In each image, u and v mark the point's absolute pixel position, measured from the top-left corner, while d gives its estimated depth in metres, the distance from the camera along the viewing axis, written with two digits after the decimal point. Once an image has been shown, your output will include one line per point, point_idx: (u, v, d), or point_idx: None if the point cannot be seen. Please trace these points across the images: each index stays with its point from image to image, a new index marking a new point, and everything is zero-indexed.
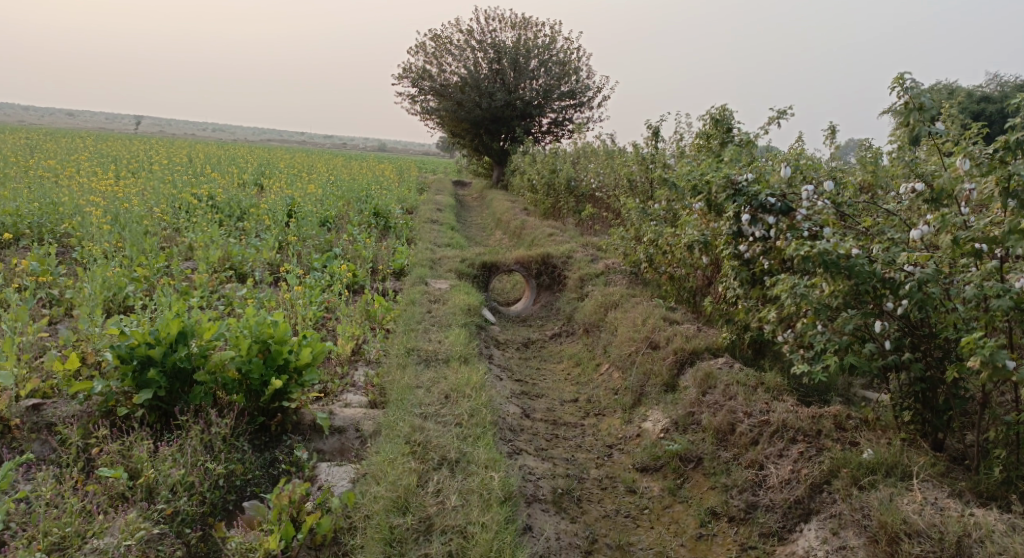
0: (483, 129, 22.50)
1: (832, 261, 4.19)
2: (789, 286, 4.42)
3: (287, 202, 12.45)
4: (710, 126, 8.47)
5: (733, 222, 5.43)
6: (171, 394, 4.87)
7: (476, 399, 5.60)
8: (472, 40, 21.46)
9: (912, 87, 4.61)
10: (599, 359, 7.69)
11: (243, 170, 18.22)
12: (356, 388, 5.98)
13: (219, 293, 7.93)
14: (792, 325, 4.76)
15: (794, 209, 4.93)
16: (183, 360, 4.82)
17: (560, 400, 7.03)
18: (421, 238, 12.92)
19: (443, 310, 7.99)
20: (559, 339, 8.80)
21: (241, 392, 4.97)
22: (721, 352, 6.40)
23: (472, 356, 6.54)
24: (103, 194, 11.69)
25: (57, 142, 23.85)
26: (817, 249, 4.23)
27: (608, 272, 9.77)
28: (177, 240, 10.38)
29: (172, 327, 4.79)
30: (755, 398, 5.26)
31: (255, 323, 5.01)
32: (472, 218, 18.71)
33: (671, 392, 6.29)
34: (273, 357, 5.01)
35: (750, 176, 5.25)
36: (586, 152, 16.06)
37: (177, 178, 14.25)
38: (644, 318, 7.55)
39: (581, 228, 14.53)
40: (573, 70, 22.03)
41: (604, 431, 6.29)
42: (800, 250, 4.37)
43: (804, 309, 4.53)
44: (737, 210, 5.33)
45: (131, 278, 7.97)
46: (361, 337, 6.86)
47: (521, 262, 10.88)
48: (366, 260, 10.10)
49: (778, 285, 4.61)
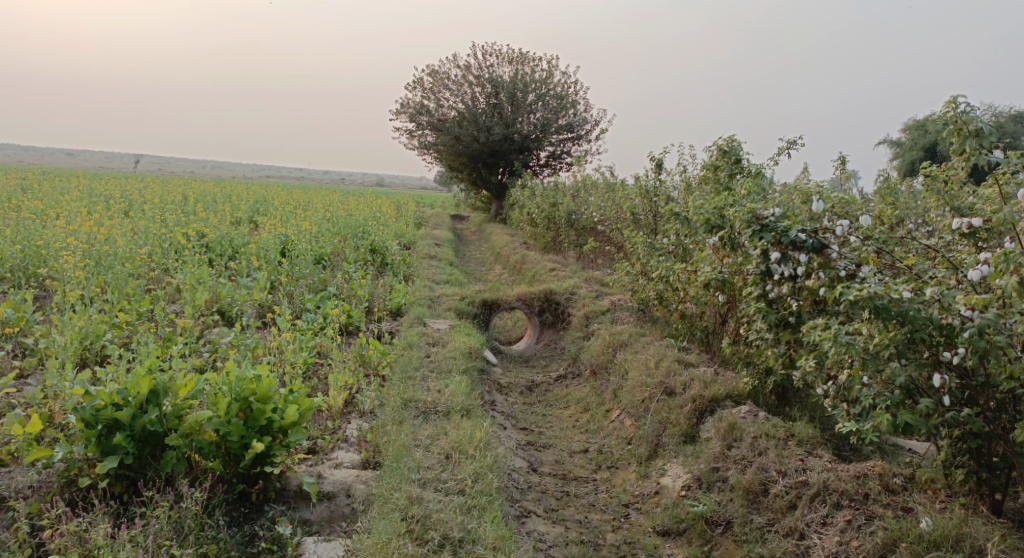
0: (481, 163, 22.17)
1: (883, 306, 3.77)
2: (832, 334, 3.94)
3: (280, 240, 12.02)
4: (718, 157, 8.08)
5: (761, 260, 4.97)
6: (141, 461, 4.40)
7: (480, 459, 5.12)
8: (469, 74, 21.25)
9: (970, 112, 4.41)
10: (609, 404, 7.19)
11: (237, 207, 17.80)
12: (348, 444, 5.48)
13: (205, 339, 7.47)
14: (832, 375, 4.30)
15: (828, 246, 4.52)
16: (154, 423, 4.35)
17: (569, 451, 6.53)
18: (419, 275, 12.47)
19: (442, 354, 7.51)
20: (564, 382, 8.31)
21: (219, 458, 4.49)
22: (744, 399, 5.92)
23: (475, 408, 6.04)
24: (89, 234, 11.26)
25: (52, 182, 23.50)
26: (867, 292, 3.79)
27: (614, 309, 9.30)
28: (165, 282, 9.92)
29: (143, 386, 4.33)
30: (788, 455, 4.78)
31: (235, 379, 4.55)
32: (470, 253, 18.29)
33: (691, 444, 5.80)
34: (255, 417, 4.53)
35: (778, 210, 4.81)
36: (587, 184, 15.68)
37: (169, 217, 13.84)
38: (656, 360, 7.07)
39: (582, 263, 14.10)
40: (570, 103, 21.79)
41: (618, 487, 5.80)
42: (844, 294, 3.93)
43: (847, 358, 4.04)
44: (764, 247, 4.88)
45: (111, 324, 7.49)
46: (354, 387, 6.37)
47: (523, 300, 10.40)
48: (361, 300, 9.65)
49: (816, 331, 4.12)
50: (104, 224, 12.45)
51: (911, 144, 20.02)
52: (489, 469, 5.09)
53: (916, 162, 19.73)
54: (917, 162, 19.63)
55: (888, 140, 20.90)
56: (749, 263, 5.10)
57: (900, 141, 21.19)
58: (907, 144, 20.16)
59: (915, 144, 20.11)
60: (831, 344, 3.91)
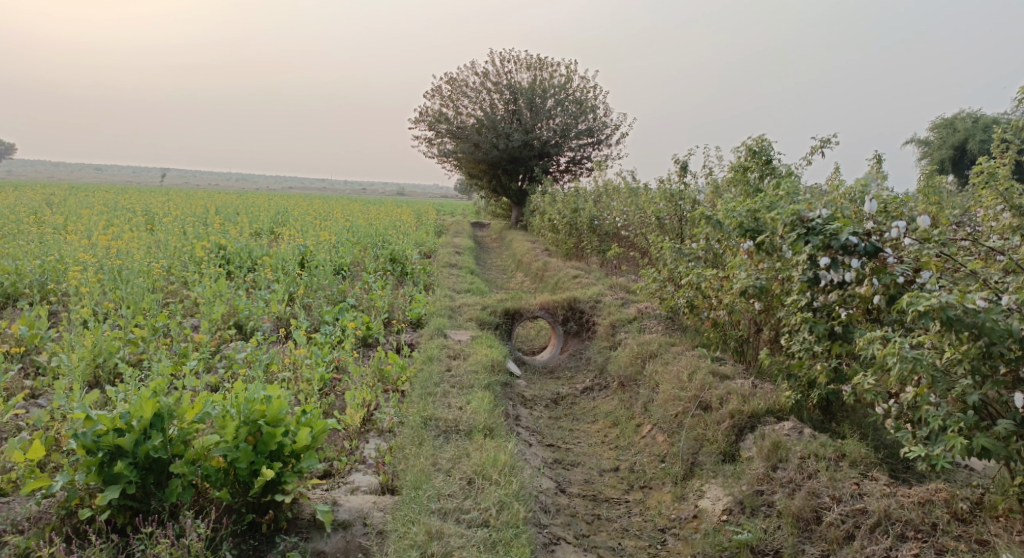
0: (501, 170, 21.88)
1: (957, 317, 3.47)
2: (897, 348, 3.56)
3: (298, 251, 11.77)
4: (748, 157, 7.71)
5: (808, 267, 4.58)
6: (145, 490, 4.12)
7: (505, 486, 4.78)
8: (487, 81, 21.00)
9: None
10: (640, 419, 6.84)
11: (257, 219, 17.61)
12: (366, 466, 5.18)
13: (221, 354, 7.21)
14: (893, 392, 3.96)
15: (883, 250, 4.18)
16: (158, 449, 4.07)
17: (599, 470, 6.18)
18: (439, 284, 12.18)
19: (464, 368, 7.18)
20: (591, 394, 7.97)
21: (227, 486, 4.21)
22: (786, 415, 5.56)
23: (499, 426, 5.71)
24: (107, 247, 11.05)
25: (76, 196, 23.45)
26: (940, 302, 3.48)
27: (641, 317, 8.94)
28: (182, 295, 9.68)
29: (147, 409, 4.06)
30: (842, 478, 4.48)
31: (244, 401, 4.26)
32: (491, 261, 17.99)
33: (731, 463, 5.45)
34: (265, 442, 4.22)
35: (826, 211, 4.46)
36: (609, 189, 15.32)
37: (188, 229, 13.63)
38: (689, 372, 6.71)
39: (606, 269, 13.76)
40: (590, 108, 21.45)
41: (653, 510, 5.47)
42: (911, 303, 3.58)
43: (912, 377, 3.69)
44: (811, 252, 4.51)
45: (125, 340, 7.24)
46: (372, 403, 6.05)
47: (546, 308, 10.05)
48: (380, 310, 9.36)
49: (878, 345, 3.78)
50: (122, 237, 12.25)
51: (939, 143, 19.53)
52: (515, 497, 4.76)
53: (944, 161, 19.26)
54: (945, 162, 19.14)
55: (916, 139, 20.39)
56: (793, 270, 4.76)
57: (927, 140, 20.67)
58: (935, 143, 19.68)
59: (943, 143, 19.63)
60: (896, 360, 3.56)
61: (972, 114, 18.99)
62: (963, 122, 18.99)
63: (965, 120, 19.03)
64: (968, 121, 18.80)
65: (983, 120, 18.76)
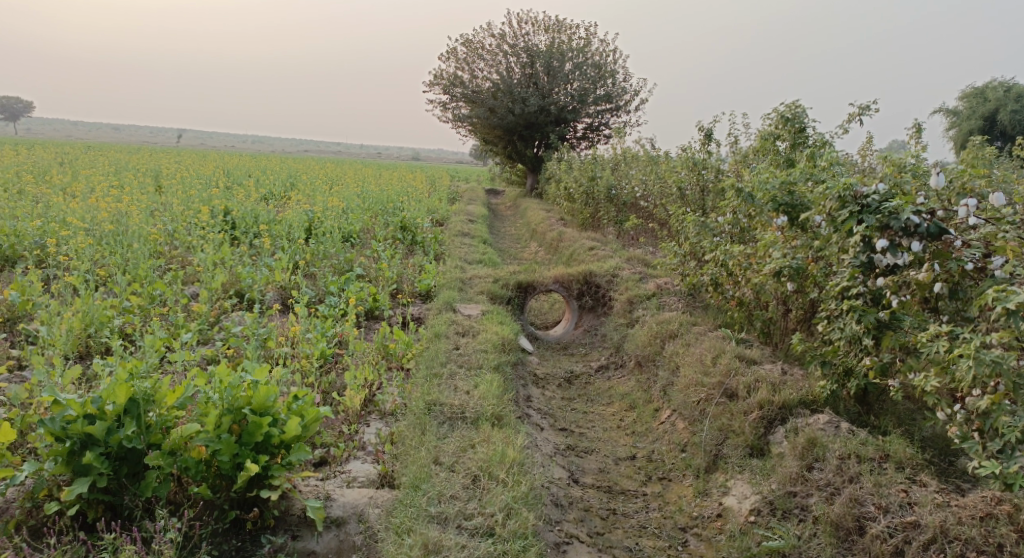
0: (516, 136, 21.31)
1: None
2: (974, 350, 3.31)
3: (306, 217, 11.32)
4: (779, 125, 7.22)
5: (861, 250, 4.12)
6: (118, 482, 3.74)
7: (512, 487, 4.39)
8: (504, 43, 20.35)
9: None
10: (658, 403, 6.43)
11: (268, 183, 17.12)
12: (364, 453, 4.80)
13: (219, 326, 6.80)
14: (959, 398, 3.67)
15: (948, 232, 3.76)
16: (132, 439, 3.68)
17: (615, 458, 5.78)
18: (451, 254, 11.75)
19: (473, 346, 6.76)
20: (606, 373, 7.57)
21: (208, 480, 3.84)
22: (820, 408, 5.15)
23: (508, 414, 5.30)
24: (108, 209, 10.59)
25: (88, 156, 23.01)
26: None
27: (660, 293, 8.48)
28: (186, 261, 9.24)
29: (121, 393, 3.66)
30: (887, 484, 4.12)
31: (229, 386, 3.88)
32: (505, 230, 17.53)
33: (759, 458, 5.05)
34: (250, 432, 3.84)
35: (884, 187, 4.01)
36: (627, 157, 14.79)
37: (195, 192, 13.15)
38: (713, 355, 6.26)
39: (623, 241, 13.29)
40: (609, 73, 20.80)
41: (673, 505, 5.08)
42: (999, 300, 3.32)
43: (990, 382, 3.42)
44: (866, 234, 4.06)
45: (119, 308, 6.82)
46: (375, 383, 5.65)
47: (560, 282, 9.60)
48: (387, 281, 8.94)
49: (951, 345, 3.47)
50: (125, 199, 11.80)
51: (967, 114, 18.70)
52: (524, 500, 4.37)
53: (972, 132, 18.53)
54: (973, 133, 18.48)
55: (944, 109, 19.62)
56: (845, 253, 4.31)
57: (956, 110, 19.91)
58: (963, 114, 18.85)
59: (972, 113, 18.80)
60: (972, 362, 3.31)
61: (1003, 83, 18.21)
62: (993, 92, 18.13)
63: (997, 89, 18.19)
64: (1000, 91, 17.98)
65: (1015, 89, 18.00)
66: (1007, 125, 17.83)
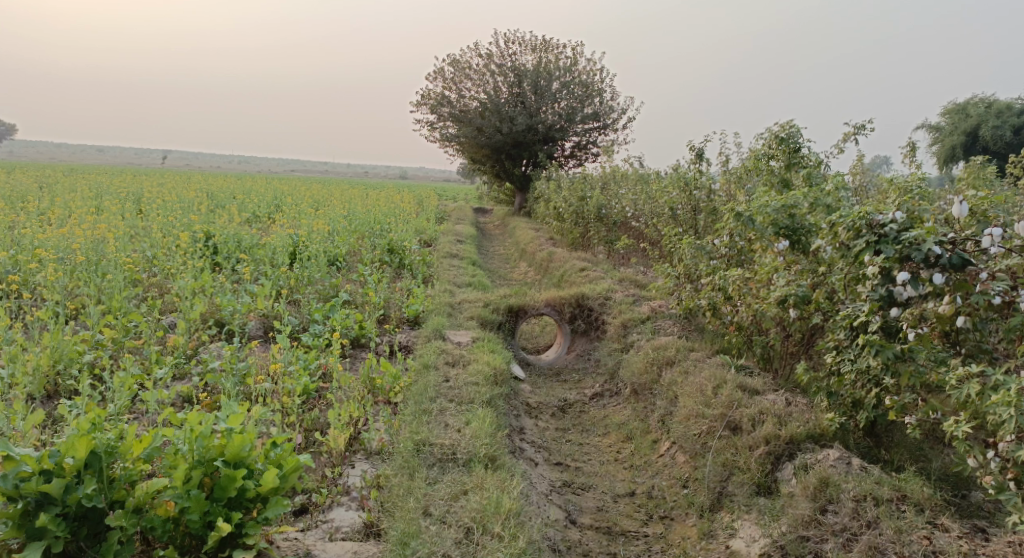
0: (504, 155, 21.12)
1: None
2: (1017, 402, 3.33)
3: (290, 241, 11.01)
4: (773, 144, 7.00)
5: (880, 283, 3.97)
6: (77, 545, 3.44)
7: (508, 542, 4.11)
8: (491, 63, 20.18)
9: None
10: (657, 434, 6.16)
11: (253, 205, 16.78)
12: (349, 499, 4.50)
13: (197, 359, 6.46)
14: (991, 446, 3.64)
15: (971, 264, 3.66)
16: (92, 498, 3.37)
17: (613, 495, 5.49)
18: (439, 277, 11.48)
19: (463, 378, 6.47)
20: (601, 401, 7.29)
21: (176, 540, 3.55)
22: (828, 442, 4.90)
23: (502, 454, 5.02)
24: (84, 235, 10.22)
25: (69, 179, 22.54)
26: None
27: (655, 317, 8.23)
28: (166, 288, 8.90)
29: (80, 447, 3.36)
30: (908, 529, 4.01)
31: (200, 436, 3.59)
32: (494, 250, 17.27)
33: (766, 497, 4.79)
34: (223, 487, 3.55)
35: (902, 217, 3.90)
36: (617, 176, 14.60)
37: (176, 216, 12.80)
38: (713, 384, 6.00)
39: (613, 261, 13.06)
40: (597, 91, 20.66)
41: (676, 548, 4.81)
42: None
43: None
44: (885, 265, 3.92)
45: (91, 343, 6.47)
46: (360, 419, 5.35)
47: (552, 305, 9.33)
48: (374, 307, 8.63)
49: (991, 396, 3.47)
50: (103, 224, 11.42)
51: (950, 129, 18.65)
52: (521, 556, 4.09)
53: (956, 148, 18.47)
54: (956, 149, 18.44)
55: (926, 126, 19.58)
56: (862, 287, 4.15)
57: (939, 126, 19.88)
58: (945, 129, 18.78)
59: (954, 128, 18.72)
60: (1014, 413, 3.34)
61: (985, 99, 18.17)
62: (974, 108, 18.07)
63: (978, 105, 18.12)
64: (981, 107, 17.94)
65: (997, 105, 17.97)
66: (988, 141, 17.79)
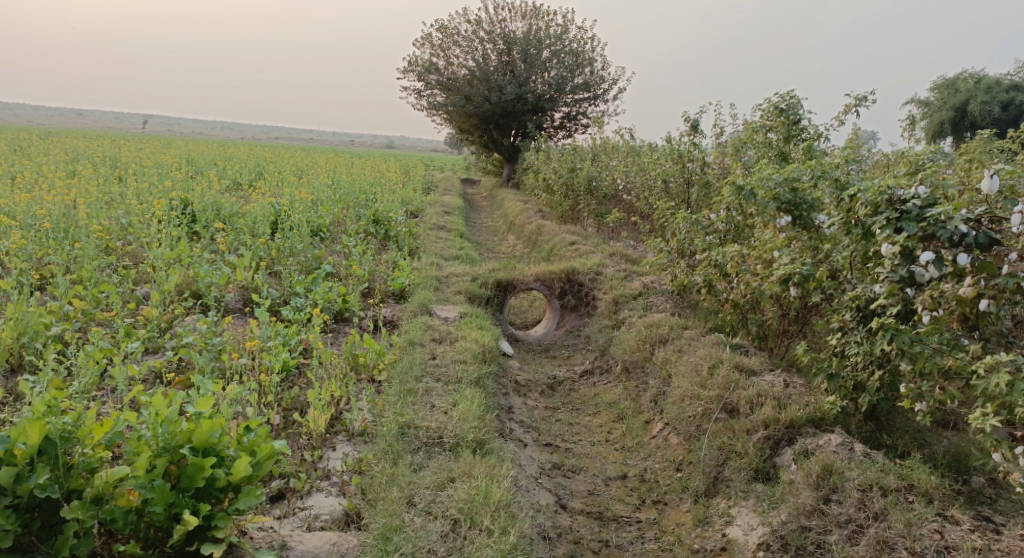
0: (492, 125, 20.73)
1: None
2: None
3: (272, 210, 10.66)
4: (773, 116, 6.74)
5: (900, 263, 3.82)
6: (30, 538, 3.19)
7: (499, 537, 3.90)
8: (480, 30, 19.72)
9: None
10: (649, 414, 5.95)
11: (235, 172, 16.35)
12: (329, 484, 4.28)
13: (172, 333, 6.16)
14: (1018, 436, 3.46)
15: (997, 242, 3.56)
16: (46, 488, 3.12)
17: (604, 478, 5.29)
18: (426, 250, 11.20)
19: (450, 356, 6.22)
20: (591, 378, 7.08)
21: (139, 532, 3.31)
22: (830, 426, 4.71)
23: (491, 438, 4.80)
24: (57, 201, 9.81)
25: (47, 143, 21.92)
26: None
27: (647, 293, 8.00)
28: (141, 258, 8.56)
29: (33, 433, 3.10)
30: (918, 522, 3.85)
31: (165, 421, 3.33)
32: (482, 222, 16.97)
33: (765, 482, 4.61)
34: (190, 477, 3.31)
35: (925, 193, 3.79)
36: (607, 147, 14.30)
37: (154, 183, 12.38)
38: (709, 363, 5.79)
39: (603, 235, 12.81)
40: (587, 61, 20.26)
41: (671, 534, 4.63)
42: None
43: None
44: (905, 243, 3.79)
45: (60, 315, 6.15)
46: (342, 399, 5.10)
47: (541, 280, 9.08)
48: (358, 280, 8.34)
49: None
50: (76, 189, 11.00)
51: (939, 105, 18.45)
52: (511, 552, 3.88)
53: (944, 124, 18.26)
54: (944, 124, 18.22)
55: (915, 100, 19.36)
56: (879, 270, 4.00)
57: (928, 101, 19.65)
58: (934, 104, 18.52)
59: (943, 104, 18.49)
60: None
61: (974, 75, 17.96)
62: (964, 83, 17.89)
63: (967, 80, 17.93)
64: (970, 82, 17.73)
65: (986, 81, 17.76)
66: (977, 116, 17.54)
